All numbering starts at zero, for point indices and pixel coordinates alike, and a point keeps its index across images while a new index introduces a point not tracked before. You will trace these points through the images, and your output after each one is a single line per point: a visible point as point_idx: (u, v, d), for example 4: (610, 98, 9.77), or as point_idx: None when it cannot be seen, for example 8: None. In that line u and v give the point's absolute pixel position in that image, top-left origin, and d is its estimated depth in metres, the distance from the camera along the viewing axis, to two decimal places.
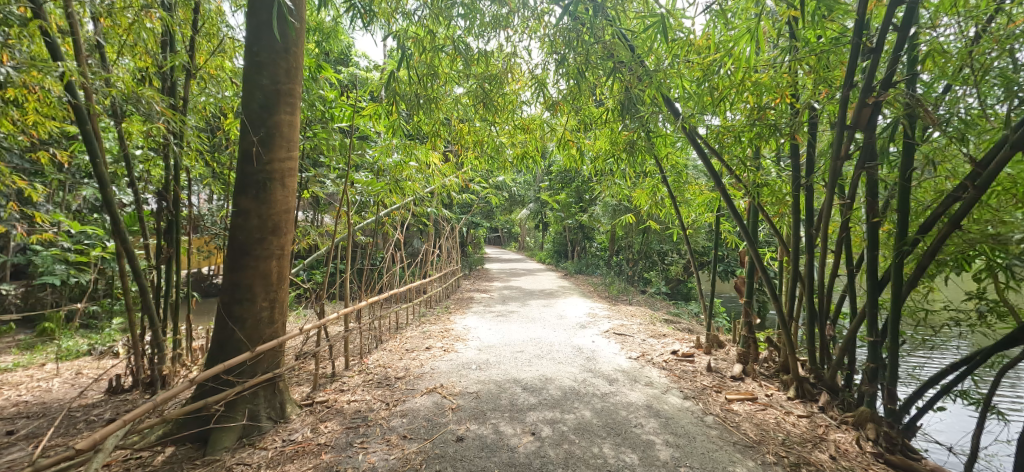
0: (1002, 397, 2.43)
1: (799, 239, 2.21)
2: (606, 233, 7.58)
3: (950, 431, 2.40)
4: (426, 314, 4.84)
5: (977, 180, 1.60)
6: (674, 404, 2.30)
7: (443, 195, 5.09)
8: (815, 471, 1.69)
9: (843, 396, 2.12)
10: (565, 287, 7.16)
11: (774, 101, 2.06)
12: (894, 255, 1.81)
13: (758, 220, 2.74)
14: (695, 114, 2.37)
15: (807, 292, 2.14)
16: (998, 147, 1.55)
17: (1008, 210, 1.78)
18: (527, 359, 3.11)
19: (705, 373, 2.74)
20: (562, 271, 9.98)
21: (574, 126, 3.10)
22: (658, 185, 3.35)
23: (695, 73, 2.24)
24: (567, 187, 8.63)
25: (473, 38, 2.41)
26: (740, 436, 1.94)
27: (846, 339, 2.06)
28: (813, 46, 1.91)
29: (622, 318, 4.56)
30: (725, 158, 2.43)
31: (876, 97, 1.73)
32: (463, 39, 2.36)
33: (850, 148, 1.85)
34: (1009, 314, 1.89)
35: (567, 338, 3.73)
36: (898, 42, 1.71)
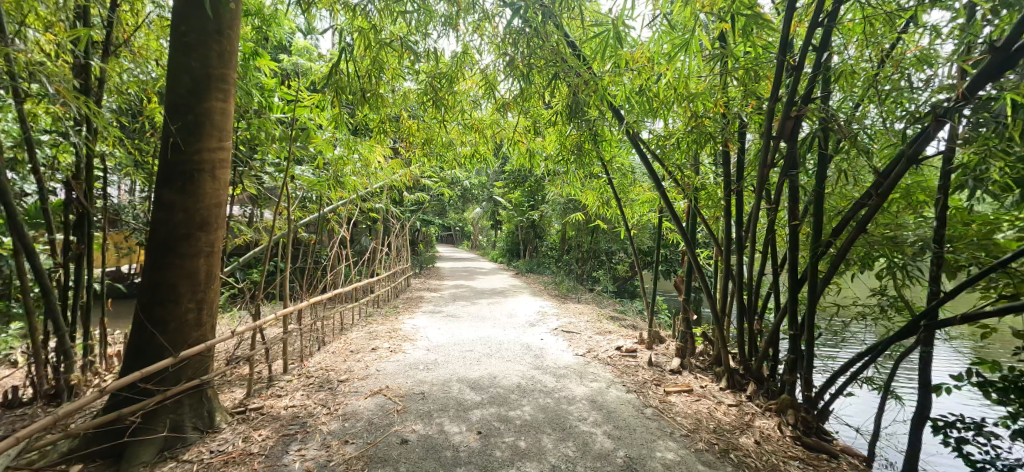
0: (900, 383, 2.73)
1: (731, 240, 2.36)
2: (557, 233, 7.71)
3: (858, 414, 2.66)
4: (373, 314, 4.70)
5: (880, 189, 1.77)
6: (616, 398, 2.38)
7: (392, 192, 4.97)
8: (741, 456, 1.81)
9: (768, 385, 2.29)
10: (516, 286, 7.22)
11: (710, 109, 2.20)
12: (811, 256, 1.98)
13: (696, 222, 2.90)
14: (638, 120, 2.48)
15: (738, 290, 2.29)
16: (897, 161, 1.73)
17: (905, 216, 2.01)
18: (476, 358, 3.11)
19: (647, 368, 2.86)
20: (514, 270, 10.05)
21: (525, 126, 3.13)
22: (604, 187, 3.46)
23: (638, 80, 2.33)
24: (520, 187, 8.71)
25: (422, 37, 2.37)
26: (676, 427, 2.05)
27: (771, 333, 2.23)
28: (744, 61, 2.06)
29: (570, 316, 4.66)
30: (665, 162, 2.55)
31: (798, 110, 1.88)
32: (412, 35, 2.31)
33: (775, 157, 2.00)
34: (905, 308, 2.12)
35: (516, 336, 3.76)
36: (816, 61, 1.86)
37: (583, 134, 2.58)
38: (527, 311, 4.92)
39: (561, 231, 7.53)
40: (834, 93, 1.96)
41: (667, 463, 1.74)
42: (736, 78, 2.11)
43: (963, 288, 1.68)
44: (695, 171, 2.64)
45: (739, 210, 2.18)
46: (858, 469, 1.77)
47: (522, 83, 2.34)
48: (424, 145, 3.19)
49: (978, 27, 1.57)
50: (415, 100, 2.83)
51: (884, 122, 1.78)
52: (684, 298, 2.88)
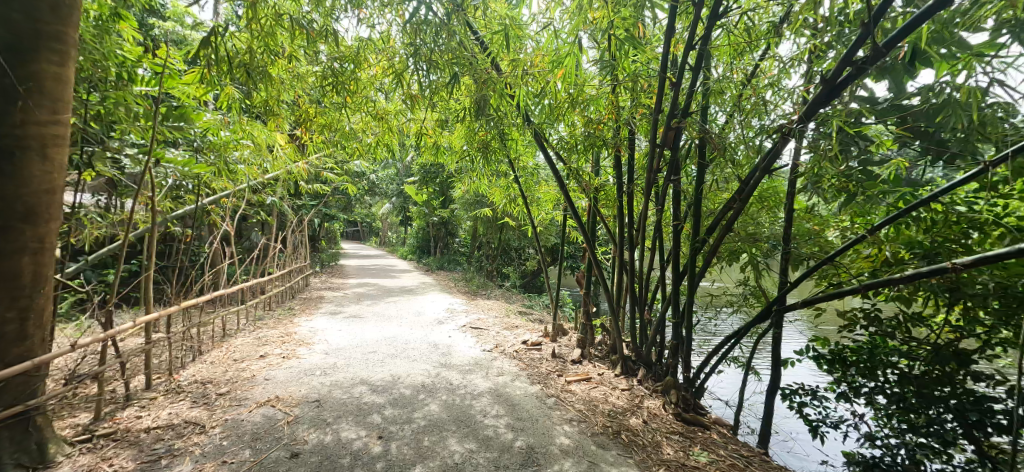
0: (758, 360, 3.17)
1: (624, 238, 2.54)
2: (467, 230, 7.73)
3: (726, 390, 3.03)
4: (263, 317, 4.27)
5: (742, 194, 2.02)
6: (520, 391, 2.44)
7: (288, 183, 4.56)
8: (631, 435, 1.95)
9: (655, 368, 2.50)
10: (426, 284, 7.08)
11: (605, 115, 2.35)
12: (690, 252, 2.20)
13: (595, 220, 3.08)
14: (543, 121, 2.56)
15: (630, 284, 2.47)
16: (755, 170, 1.99)
17: (761, 216, 2.33)
18: (379, 359, 2.98)
19: (550, 359, 2.98)
20: (424, 267, 9.86)
21: (434, 119, 3.07)
22: (511, 185, 3.54)
23: (542, 82, 2.41)
24: (430, 183, 8.60)
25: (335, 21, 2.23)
26: (575, 414, 2.16)
27: (658, 322, 2.44)
28: (633, 72, 2.23)
29: (479, 312, 4.70)
30: (567, 163, 2.67)
31: (679, 121, 2.08)
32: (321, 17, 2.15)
33: (660, 163, 2.19)
34: (762, 296, 2.45)
35: (423, 335, 3.69)
36: (693, 78, 2.08)
37: (490, 132, 2.60)
38: (435, 309, 4.85)
39: (471, 228, 7.56)
40: (711, 107, 2.19)
41: (566, 448, 1.83)
42: (626, 87, 2.28)
43: (803, 278, 1.99)
44: (593, 173, 2.81)
45: (632, 210, 2.35)
46: (725, 438, 2.02)
47: (431, 78, 2.29)
48: (323, 132, 2.97)
49: (818, 59, 1.86)
50: (315, 83, 2.62)
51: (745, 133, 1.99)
52: (585, 292, 3.05)
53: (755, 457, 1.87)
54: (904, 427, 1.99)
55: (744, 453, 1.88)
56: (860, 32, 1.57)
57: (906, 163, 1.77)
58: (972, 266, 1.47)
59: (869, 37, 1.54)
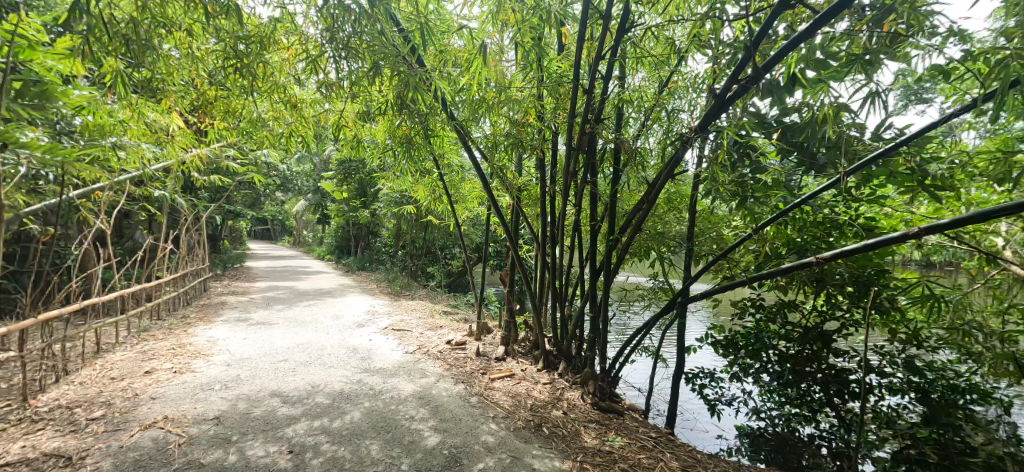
0: (665, 348, 3.45)
1: (545, 236, 2.62)
2: (391, 229, 7.48)
3: (638, 377, 3.26)
4: (151, 327, 3.77)
5: (648, 197, 2.15)
6: (444, 392, 2.41)
7: (182, 175, 4.07)
8: (552, 427, 2.01)
9: (575, 360, 2.60)
10: (345, 285, 6.72)
11: (527, 117, 2.41)
12: (605, 248, 2.33)
13: (518, 218, 3.15)
14: (467, 119, 2.56)
15: (551, 280, 2.56)
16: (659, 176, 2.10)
17: (668, 216, 2.53)
18: (290, 368, 2.78)
19: (474, 358, 2.98)
20: (344, 268, 9.37)
21: (352, 113, 2.92)
22: (436, 183, 3.49)
23: (466, 80, 2.41)
24: (350, 179, 8.19)
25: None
26: (498, 410, 2.18)
27: (577, 316, 2.55)
28: (553, 76, 2.30)
29: (402, 313, 4.56)
30: (491, 162, 2.70)
31: (593, 127, 2.19)
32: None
33: (577, 165, 2.29)
34: (669, 289, 2.66)
35: (341, 339, 3.50)
36: (606, 87, 2.20)
37: (414, 127, 2.53)
38: (355, 312, 4.63)
39: (395, 227, 7.32)
40: (626, 116, 2.34)
41: (489, 445, 1.84)
42: (548, 91, 2.36)
43: (703, 271, 2.19)
44: (515, 172, 2.87)
45: (553, 209, 2.43)
46: (636, 422, 2.17)
47: (352, 66, 2.16)
48: (226, 117, 2.76)
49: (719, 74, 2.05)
50: (216, 66, 2.36)
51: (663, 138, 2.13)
52: (508, 290, 3.10)
53: (662, 437, 2.03)
54: (782, 400, 2.32)
55: (653, 435, 2.03)
56: (743, 55, 1.75)
57: (784, 172, 1.97)
58: (832, 259, 1.67)
59: (751, 60, 1.73)
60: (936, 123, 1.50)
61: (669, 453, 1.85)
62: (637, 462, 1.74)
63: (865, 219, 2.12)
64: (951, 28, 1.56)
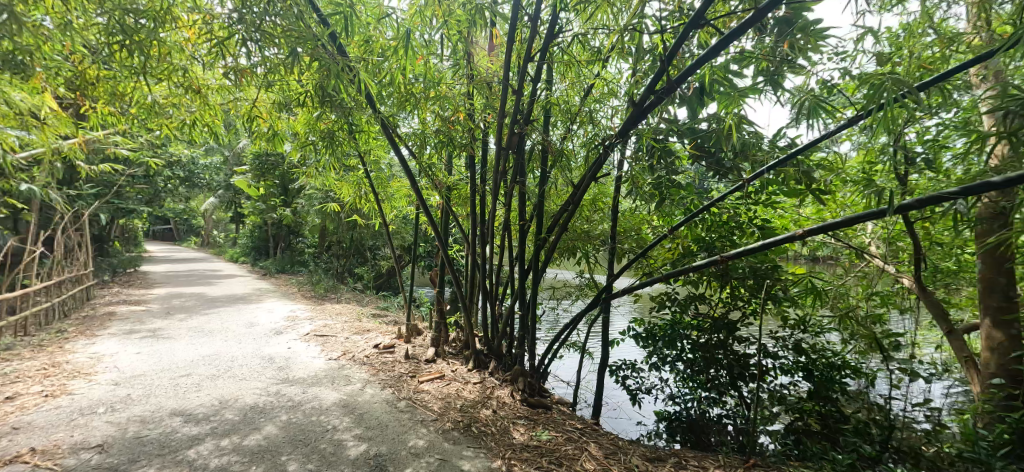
0: (591, 340, 3.59)
1: (476, 235, 2.60)
2: (315, 228, 7.05)
3: (566, 370, 3.36)
4: (15, 345, 3.21)
5: (573, 197, 2.20)
6: (371, 398, 2.31)
7: (58, 167, 3.52)
8: (480, 427, 2.01)
9: (505, 358, 2.62)
10: (263, 290, 6.22)
11: (456, 115, 2.39)
12: (534, 247, 2.36)
13: (448, 218, 3.10)
14: (395, 114, 2.48)
15: (481, 280, 2.54)
16: (584, 177, 2.16)
17: (593, 215, 2.64)
18: (194, 383, 2.51)
19: (403, 361, 2.89)
20: (261, 271, 8.66)
21: (268, 103, 2.70)
22: (362, 180, 3.34)
23: (393, 75, 2.32)
24: (269, 175, 7.61)
25: None
26: (426, 413, 2.14)
27: (506, 315, 2.56)
28: (483, 75, 2.30)
29: (326, 318, 4.32)
30: (420, 160, 2.64)
31: (521, 127, 2.21)
32: None
33: (506, 165, 2.30)
34: (594, 285, 2.76)
35: (256, 348, 3.24)
36: (534, 89, 2.24)
37: (336, 121, 2.37)
38: (272, 318, 4.30)
39: (319, 226, 6.92)
40: (554, 118, 2.40)
41: (417, 450, 1.80)
42: (478, 91, 2.36)
43: (624, 268, 2.30)
44: (445, 170, 2.83)
45: (482, 208, 2.42)
46: (563, 415, 2.23)
47: (266, 51, 1.98)
48: (111, 102, 2.42)
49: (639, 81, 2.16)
50: (98, 41, 2.07)
51: (590, 139, 2.21)
52: (438, 291, 3.05)
53: (587, 428, 2.11)
54: (695, 385, 2.51)
55: (579, 426, 2.10)
56: (659, 68, 1.84)
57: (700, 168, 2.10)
58: (733, 258, 1.83)
59: (666, 72, 1.82)
60: (824, 136, 1.68)
61: (593, 443, 1.93)
62: (563, 454, 1.80)
63: (761, 219, 2.36)
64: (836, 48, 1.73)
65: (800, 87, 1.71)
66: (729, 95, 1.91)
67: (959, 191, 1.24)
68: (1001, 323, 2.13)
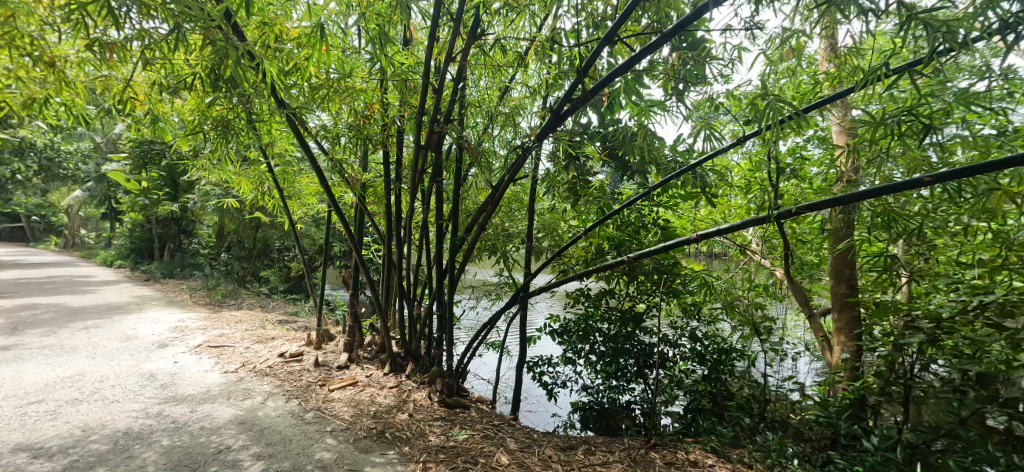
0: (510, 337, 3.65)
1: (391, 237, 2.46)
2: (212, 227, 6.35)
3: (485, 368, 3.38)
4: None
5: (492, 199, 2.18)
6: (273, 412, 2.13)
7: None
8: (395, 433, 1.94)
9: (423, 360, 2.57)
10: (146, 298, 5.46)
11: (370, 109, 2.28)
12: (451, 247, 2.32)
13: (363, 217, 2.95)
14: (302, 106, 2.30)
15: (398, 282, 2.45)
16: (503, 181, 2.14)
17: (510, 216, 2.68)
18: (49, 410, 2.13)
19: (312, 369, 2.71)
20: (144, 275, 7.60)
21: (148, 84, 2.36)
22: (264, 175, 3.07)
23: (297, 64, 2.09)
24: (155, 166, 6.70)
25: None
26: (336, 423, 2.03)
27: (425, 316, 2.51)
28: (399, 70, 2.21)
29: (223, 326, 3.90)
30: (332, 156, 2.49)
31: (440, 126, 2.16)
32: None
33: (425, 163, 2.23)
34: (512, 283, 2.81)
35: (133, 365, 2.83)
36: (455, 90, 2.12)
37: (233, 108, 2.14)
38: (157, 329, 3.79)
39: (218, 225, 6.24)
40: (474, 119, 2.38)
41: (325, 463, 1.70)
42: (394, 86, 2.28)
43: (541, 267, 2.36)
44: (359, 167, 2.69)
45: (398, 207, 2.33)
46: (481, 413, 2.24)
47: (142, 24, 1.72)
48: None
49: (554, 86, 2.23)
50: None
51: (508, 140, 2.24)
52: (352, 293, 2.89)
53: (504, 424, 2.14)
54: (606, 375, 2.66)
55: (496, 423, 2.12)
56: (576, 78, 1.84)
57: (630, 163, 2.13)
58: (639, 258, 1.93)
59: (582, 82, 1.82)
60: (719, 151, 1.84)
61: (509, 438, 1.97)
62: (480, 451, 1.81)
63: (663, 220, 2.58)
64: (727, 71, 1.91)
65: (699, 103, 1.87)
66: (639, 106, 2.02)
67: (815, 206, 1.38)
68: (845, 306, 2.56)
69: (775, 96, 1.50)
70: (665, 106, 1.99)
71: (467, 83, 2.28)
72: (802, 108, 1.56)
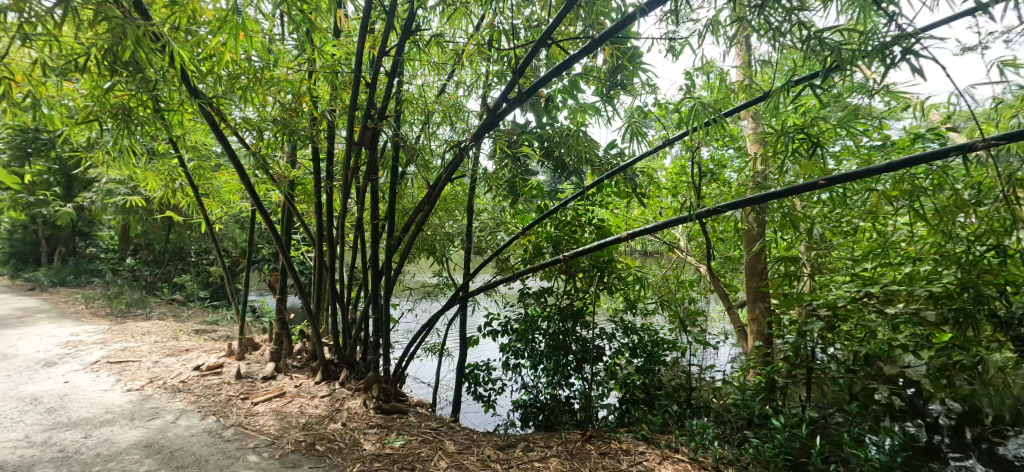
0: (451, 339, 3.61)
1: (322, 238, 2.34)
2: (115, 229, 5.68)
3: (425, 371, 3.32)
4: None
5: (429, 200, 2.14)
6: (186, 431, 1.94)
7: None
8: (326, 444, 1.84)
9: (359, 367, 2.46)
10: (30, 310, 4.76)
11: (298, 103, 2.14)
12: (387, 248, 2.23)
13: (291, 218, 2.77)
14: (220, 97, 2.11)
15: (330, 286, 2.32)
16: (440, 181, 2.10)
17: (449, 216, 2.65)
18: None
19: (233, 382, 2.50)
20: (28, 284, 6.62)
21: (29, 62, 2.05)
22: (176, 171, 2.78)
23: (213, 51, 1.91)
24: (42, 158, 5.87)
25: None
26: (261, 439, 1.88)
27: (360, 320, 2.40)
28: (329, 63, 2.10)
29: (127, 339, 3.50)
30: (255, 151, 2.31)
31: (375, 122, 2.08)
32: None
33: (359, 161, 2.13)
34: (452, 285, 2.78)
35: (10, 388, 2.45)
36: (390, 86, 2.05)
37: (136, 95, 1.91)
38: (43, 345, 3.32)
39: (122, 226, 5.59)
40: (410, 117, 2.32)
41: None
42: (325, 79, 2.16)
43: (480, 267, 2.34)
44: (286, 163, 2.53)
45: (329, 207, 2.21)
46: (420, 417, 2.19)
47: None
48: None
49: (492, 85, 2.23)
50: None
51: (446, 140, 2.20)
52: (279, 298, 2.71)
53: (444, 427, 2.11)
54: (546, 373, 2.70)
55: (435, 426, 2.09)
56: (512, 78, 1.84)
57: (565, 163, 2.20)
58: (574, 257, 1.98)
59: (519, 83, 1.83)
60: (647, 155, 1.93)
61: (447, 440, 1.94)
62: (417, 457, 1.77)
63: (598, 220, 2.67)
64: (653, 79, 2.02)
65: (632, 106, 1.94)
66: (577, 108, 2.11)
67: (732, 206, 1.49)
68: (758, 299, 2.80)
69: (696, 104, 1.61)
70: (600, 109, 2.07)
71: (403, 79, 2.21)
72: (720, 116, 1.68)
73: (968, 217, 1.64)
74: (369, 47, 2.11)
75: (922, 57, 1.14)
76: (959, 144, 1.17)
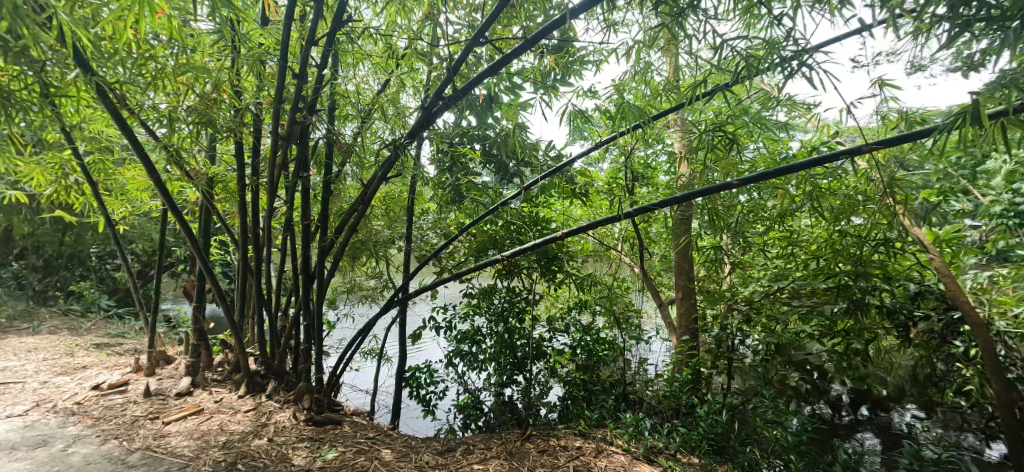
0: (390, 345, 3.49)
1: (244, 240, 2.16)
2: None
3: (362, 379, 3.18)
4: None
5: (363, 199, 2.05)
6: (80, 460, 1.72)
7: None
8: (249, 462, 1.71)
9: (288, 378, 2.31)
10: None
11: (217, 93, 1.96)
12: (319, 250, 2.11)
13: (210, 218, 2.54)
14: (122, 82, 1.88)
15: (254, 292, 2.15)
16: (374, 179, 2.02)
17: (386, 217, 2.56)
18: None
19: (140, 401, 2.25)
20: None
21: None
22: (68, 164, 2.45)
23: (110, 28, 1.69)
24: None
25: None
26: (172, 461, 1.71)
27: (289, 328, 2.25)
28: (252, 51, 1.94)
29: (7, 358, 3.03)
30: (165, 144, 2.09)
31: (304, 116, 1.95)
32: None
33: (286, 158, 2.00)
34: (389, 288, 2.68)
35: None
36: (320, 79, 1.94)
37: (14, 75, 1.66)
38: None
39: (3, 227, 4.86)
40: (343, 113, 2.21)
41: None
42: (247, 68, 2.00)
43: (419, 269, 2.28)
44: (203, 159, 2.31)
45: (253, 206, 2.05)
46: (355, 426, 2.10)
47: None
48: None
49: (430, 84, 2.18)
50: None
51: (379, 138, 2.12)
52: (196, 307, 2.48)
53: (380, 435, 2.04)
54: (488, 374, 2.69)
55: (371, 435, 2.01)
56: (448, 76, 1.79)
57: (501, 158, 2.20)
58: (512, 257, 1.98)
59: (453, 81, 1.78)
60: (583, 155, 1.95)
61: (384, 449, 1.88)
62: (351, 468, 1.70)
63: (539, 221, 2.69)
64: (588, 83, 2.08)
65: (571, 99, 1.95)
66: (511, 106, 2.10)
67: (659, 205, 1.56)
68: (687, 296, 2.95)
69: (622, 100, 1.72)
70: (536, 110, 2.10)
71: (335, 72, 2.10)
72: (648, 120, 1.76)
73: (862, 217, 1.84)
74: (297, 36, 1.98)
75: (817, 70, 1.26)
76: (849, 149, 1.29)
